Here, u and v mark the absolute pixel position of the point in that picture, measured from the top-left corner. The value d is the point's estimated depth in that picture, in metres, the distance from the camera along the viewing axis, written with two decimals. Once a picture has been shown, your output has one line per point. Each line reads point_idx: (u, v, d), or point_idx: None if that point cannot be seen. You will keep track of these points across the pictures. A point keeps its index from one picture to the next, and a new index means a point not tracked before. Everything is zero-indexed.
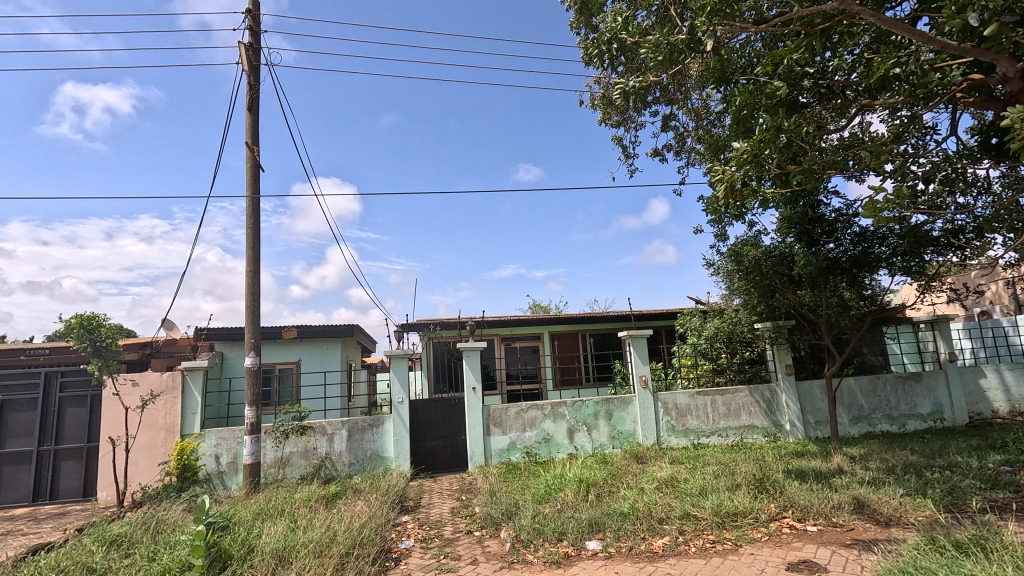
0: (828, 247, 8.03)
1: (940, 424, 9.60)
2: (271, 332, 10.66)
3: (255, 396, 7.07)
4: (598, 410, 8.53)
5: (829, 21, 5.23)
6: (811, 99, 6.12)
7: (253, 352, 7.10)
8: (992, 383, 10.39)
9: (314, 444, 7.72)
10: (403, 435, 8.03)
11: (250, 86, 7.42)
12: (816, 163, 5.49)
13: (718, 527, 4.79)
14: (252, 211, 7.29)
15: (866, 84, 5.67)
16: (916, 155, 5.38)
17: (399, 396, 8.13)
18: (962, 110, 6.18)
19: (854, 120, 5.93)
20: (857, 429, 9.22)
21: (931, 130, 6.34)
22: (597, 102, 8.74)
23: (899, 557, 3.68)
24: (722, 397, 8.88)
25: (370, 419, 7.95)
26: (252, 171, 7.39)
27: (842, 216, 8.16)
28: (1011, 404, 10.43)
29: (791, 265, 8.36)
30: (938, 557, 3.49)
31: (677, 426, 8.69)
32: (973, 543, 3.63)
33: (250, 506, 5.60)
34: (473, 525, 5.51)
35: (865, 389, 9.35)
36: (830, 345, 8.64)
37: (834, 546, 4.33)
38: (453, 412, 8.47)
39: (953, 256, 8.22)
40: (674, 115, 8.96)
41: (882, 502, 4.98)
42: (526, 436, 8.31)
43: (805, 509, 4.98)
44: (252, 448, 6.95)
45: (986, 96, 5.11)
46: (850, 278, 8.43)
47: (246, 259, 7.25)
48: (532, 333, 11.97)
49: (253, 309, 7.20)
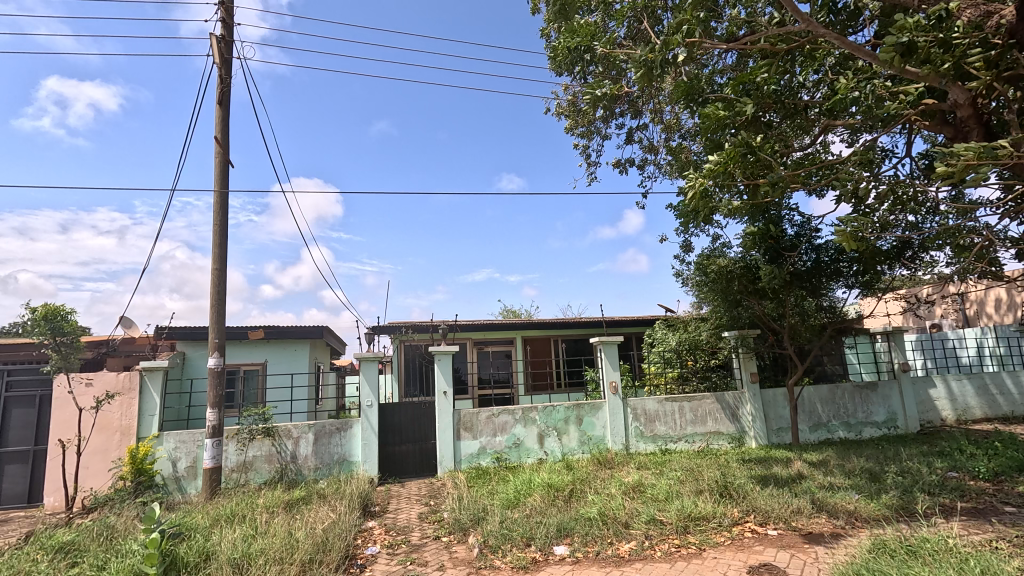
0: (792, 261, 8.31)
1: (893, 432, 10.01)
2: (237, 332, 10.39)
3: (218, 398, 6.85)
4: (568, 415, 8.58)
5: (795, 43, 5.43)
6: (778, 117, 6.32)
7: (217, 353, 6.88)
8: (941, 393, 10.92)
9: (278, 448, 7.52)
10: (371, 438, 7.92)
11: (221, 79, 7.23)
12: (783, 177, 5.68)
13: (683, 532, 4.86)
14: (220, 206, 7.10)
15: (828, 105, 5.95)
16: (876, 176, 5.62)
17: (368, 399, 8.02)
18: (916, 134, 6.52)
19: (818, 139, 6.19)
20: (816, 436, 9.54)
21: (887, 150, 6.64)
22: (564, 110, 8.83)
23: (854, 559, 3.80)
24: (689, 403, 9.07)
25: (338, 422, 7.80)
26: (222, 166, 7.20)
27: (804, 231, 8.47)
28: (957, 413, 10.97)
29: (753, 277, 8.66)
30: (890, 560, 3.63)
31: (646, 432, 8.82)
32: (921, 546, 3.80)
33: (207, 513, 5.40)
34: (440, 531, 5.46)
35: (825, 397, 9.70)
36: (793, 355, 8.94)
37: (793, 550, 4.44)
38: (422, 416, 8.36)
39: (902, 270, 8.67)
40: (641, 129, 9.19)
41: (838, 507, 5.18)
42: (496, 441, 8.30)
43: (766, 513, 5.12)
44: (212, 452, 6.71)
45: (939, 121, 5.38)
46: (810, 290, 8.73)
47: (212, 255, 7.04)
48: (505, 338, 12.04)
49: (218, 308, 6.99)
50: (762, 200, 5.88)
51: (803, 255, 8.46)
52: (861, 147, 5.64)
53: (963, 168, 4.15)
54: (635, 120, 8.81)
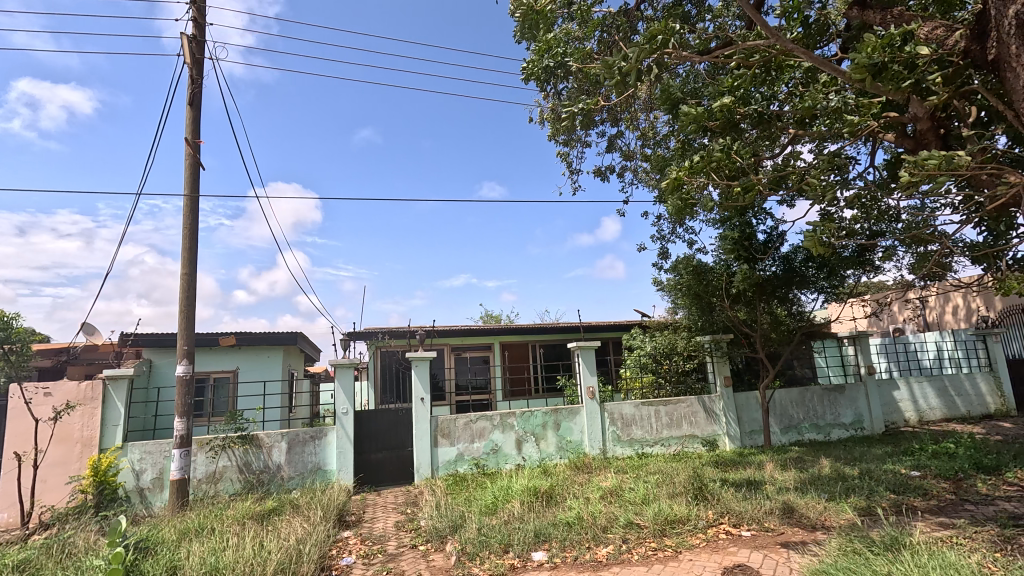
0: (763, 266, 8.55)
1: (860, 433, 10.32)
2: (208, 339, 10.12)
3: (186, 407, 6.63)
4: (546, 420, 8.60)
5: (763, 57, 5.62)
6: (751, 126, 6.48)
7: (186, 360, 6.68)
8: (904, 394, 11.32)
9: (251, 457, 7.33)
10: (347, 446, 7.78)
11: (192, 79, 7.07)
12: (755, 185, 5.83)
13: (660, 535, 4.92)
14: (190, 209, 6.91)
15: (795, 116, 6.16)
16: (842, 185, 5.81)
17: (343, 406, 7.89)
18: (878, 144, 6.78)
19: (787, 149, 6.38)
20: (787, 437, 9.77)
21: (851, 160, 6.90)
22: (546, 117, 8.89)
23: (825, 558, 3.90)
24: (666, 408, 9.19)
25: (313, 430, 7.65)
26: (192, 168, 7.02)
27: (774, 237, 8.74)
28: (919, 413, 11.37)
29: (725, 282, 8.90)
30: (858, 558, 3.75)
31: (623, 436, 8.89)
32: (887, 544, 3.92)
33: (174, 526, 5.22)
34: (418, 539, 5.39)
35: (795, 400, 9.95)
36: (765, 359, 9.16)
37: (766, 550, 4.54)
38: (400, 423, 8.25)
39: (866, 275, 8.99)
40: (621, 136, 9.29)
41: (809, 507, 5.31)
42: (474, 447, 8.26)
43: (740, 515, 5.22)
44: (179, 463, 6.50)
45: (899, 134, 5.58)
46: (779, 296, 9.00)
47: (182, 260, 6.85)
48: (483, 343, 12.01)
49: (188, 314, 6.79)
50: (735, 206, 6.03)
51: (772, 261, 8.75)
52: (828, 156, 5.85)
53: (920, 181, 4.35)
54: (612, 128, 8.93)
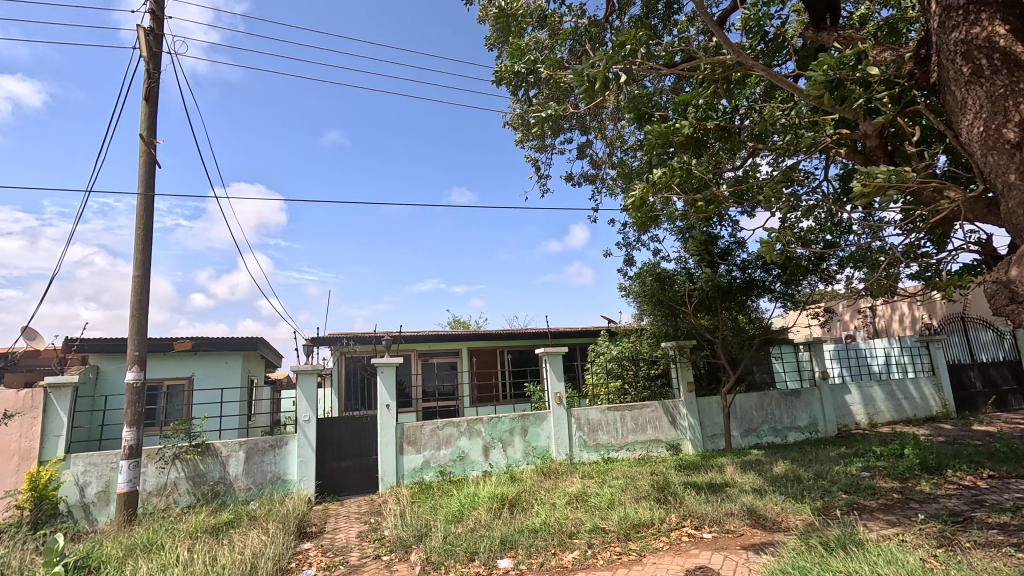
0: (725, 274, 8.83)
1: (815, 436, 10.72)
2: (161, 344, 9.67)
3: (136, 416, 6.31)
4: (513, 426, 8.59)
5: (726, 73, 5.83)
6: (714, 139, 6.70)
7: (137, 366, 6.37)
8: (855, 398, 11.84)
9: (205, 468, 7.03)
10: (309, 455, 7.56)
11: (149, 74, 6.79)
12: (717, 196, 6.03)
13: (624, 539, 4.97)
14: (144, 209, 6.61)
15: (755, 130, 6.41)
16: (798, 198, 6.06)
17: (305, 414, 7.66)
18: (832, 160, 7.12)
19: (747, 162, 6.61)
20: (747, 441, 10.06)
21: (807, 174, 7.21)
22: (516, 123, 8.95)
23: (781, 558, 4.02)
24: (631, 413, 9.32)
25: (272, 439, 7.41)
26: (147, 166, 6.73)
27: (736, 246, 9.03)
28: (869, 416, 11.91)
29: (689, 289, 9.14)
30: (812, 557, 3.88)
31: (589, 442, 8.97)
32: (839, 542, 4.08)
33: (121, 542, 4.95)
34: (381, 550, 5.27)
35: (754, 404, 10.27)
36: (726, 364, 9.42)
37: (726, 551, 4.65)
38: (364, 431, 8.07)
39: (821, 284, 9.39)
40: (589, 145, 9.43)
41: (768, 508, 5.48)
42: (440, 455, 8.17)
43: (702, 517, 5.33)
44: (127, 475, 6.16)
45: (851, 150, 5.87)
46: (740, 303, 9.30)
47: (134, 261, 6.54)
48: (451, 349, 11.93)
49: (139, 318, 6.48)
50: (698, 215, 6.21)
51: (734, 269, 9.05)
52: (785, 169, 6.10)
53: (870, 195, 4.59)
54: (581, 136, 9.06)
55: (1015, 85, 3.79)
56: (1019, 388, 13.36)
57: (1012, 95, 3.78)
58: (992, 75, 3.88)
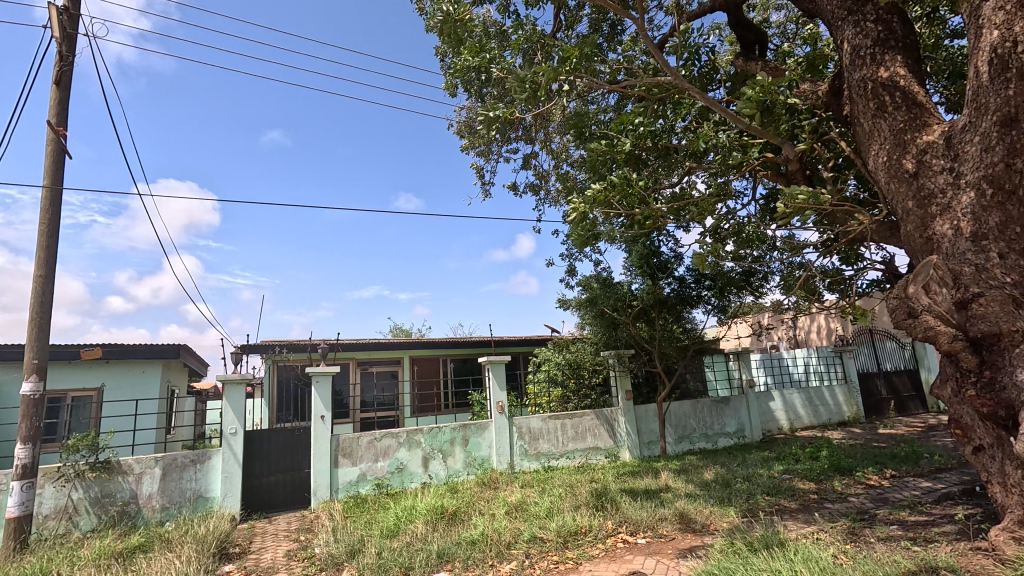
0: (663, 286, 9.19)
1: (742, 441, 11.32)
2: (66, 351, 8.79)
3: (32, 431, 5.68)
4: (454, 436, 8.47)
5: (664, 94, 6.11)
6: (652, 156, 6.99)
7: (35, 376, 5.74)
8: (778, 405, 12.63)
9: (114, 487, 6.43)
10: (234, 470, 7.11)
11: (61, 56, 6.23)
12: (654, 211, 6.28)
13: (562, 548, 4.99)
14: (50, 202, 6.02)
15: (690, 150, 6.75)
16: (729, 215, 6.41)
17: (232, 426, 7.20)
18: (759, 181, 7.60)
19: (683, 180, 6.93)
20: (680, 447, 10.45)
21: (737, 193, 7.66)
22: (462, 130, 8.94)
23: (709, 560, 4.18)
24: (571, 421, 9.44)
25: (193, 454, 6.90)
26: (56, 156, 6.14)
27: (672, 259, 9.43)
28: (790, 422, 12.74)
29: (629, 299, 9.44)
30: (737, 558, 4.06)
31: (530, 450, 8.99)
32: (761, 543, 4.29)
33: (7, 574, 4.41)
34: (310, 569, 5.01)
35: (687, 411, 10.71)
36: (662, 372, 9.78)
37: (658, 556, 4.79)
38: (296, 444, 7.68)
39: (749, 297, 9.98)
40: (535, 156, 9.57)
41: (698, 512, 5.70)
42: (377, 467, 7.91)
43: (636, 523, 5.46)
44: (19, 497, 5.53)
45: (775, 172, 6.30)
46: (676, 314, 9.69)
47: (36, 260, 5.92)
48: (392, 358, 11.65)
49: (40, 323, 5.87)
50: (637, 228, 6.43)
51: (671, 281, 9.44)
52: (716, 188, 6.44)
53: (791, 215, 4.92)
54: (527, 147, 9.19)
55: (912, 121, 4.23)
56: (917, 395, 14.77)
57: (911, 129, 4.22)
58: (894, 110, 4.30)
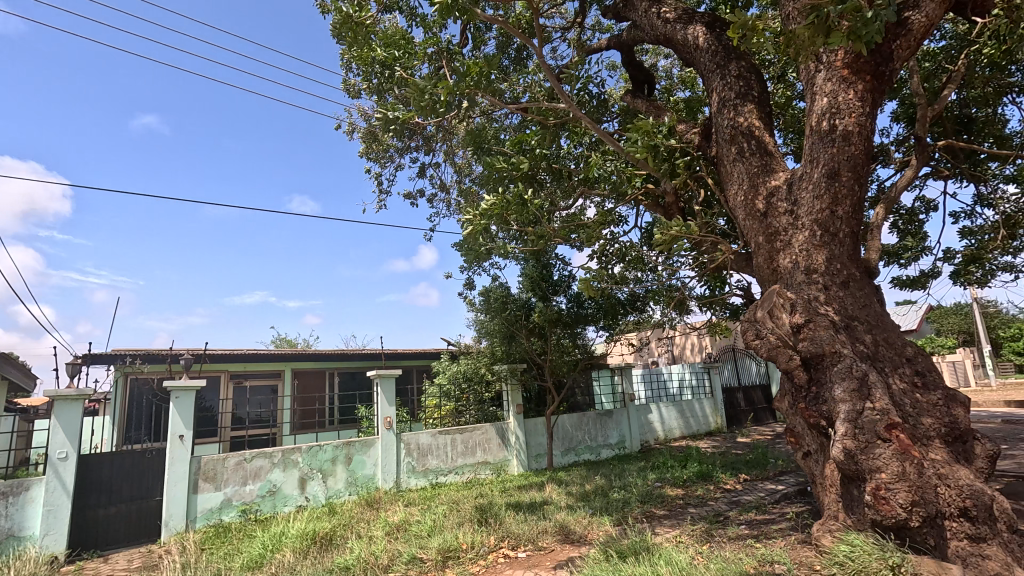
0: (555, 304, 9.54)
1: (622, 452, 12.00)
2: None
3: None
4: (336, 455, 7.98)
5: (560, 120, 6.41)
6: (548, 178, 7.27)
7: None
8: (655, 417, 13.63)
9: None
10: (61, 503, 6.04)
11: None
12: (547, 230, 6.53)
13: (441, 567, 4.88)
14: None
15: (582, 176, 7.14)
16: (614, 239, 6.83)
17: (61, 450, 6.12)
18: (643, 210, 8.24)
19: (576, 203, 7.29)
20: (566, 459, 10.82)
21: (623, 220, 8.23)
22: (360, 135, 8.65)
23: (583, 570, 4.33)
24: (461, 436, 9.38)
25: (4, 485, 5.75)
26: None
27: (565, 278, 9.85)
28: (665, 432, 13.79)
29: (522, 315, 9.67)
30: (608, 566, 4.24)
31: (417, 467, 8.75)
32: (631, 550, 4.54)
33: None
34: None
35: (574, 424, 11.15)
36: (552, 387, 10.09)
37: (537, 569, 4.87)
38: (145, 467, 6.71)
39: (632, 316, 10.72)
40: (435, 167, 9.53)
41: (577, 523, 5.91)
42: (245, 491, 7.18)
43: (518, 537, 5.52)
44: None
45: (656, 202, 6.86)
46: (569, 329, 10.07)
47: None
48: (271, 371, 10.76)
49: None
50: (530, 246, 6.61)
51: (563, 298, 9.82)
52: (604, 213, 6.86)
53: (667, 243, 5.37)
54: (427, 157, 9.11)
55: (763, 167, 4.86)
56: (768, 407, 16.79)
57: (762, 173, 4.84)
58: (750, 156, 4.92)
